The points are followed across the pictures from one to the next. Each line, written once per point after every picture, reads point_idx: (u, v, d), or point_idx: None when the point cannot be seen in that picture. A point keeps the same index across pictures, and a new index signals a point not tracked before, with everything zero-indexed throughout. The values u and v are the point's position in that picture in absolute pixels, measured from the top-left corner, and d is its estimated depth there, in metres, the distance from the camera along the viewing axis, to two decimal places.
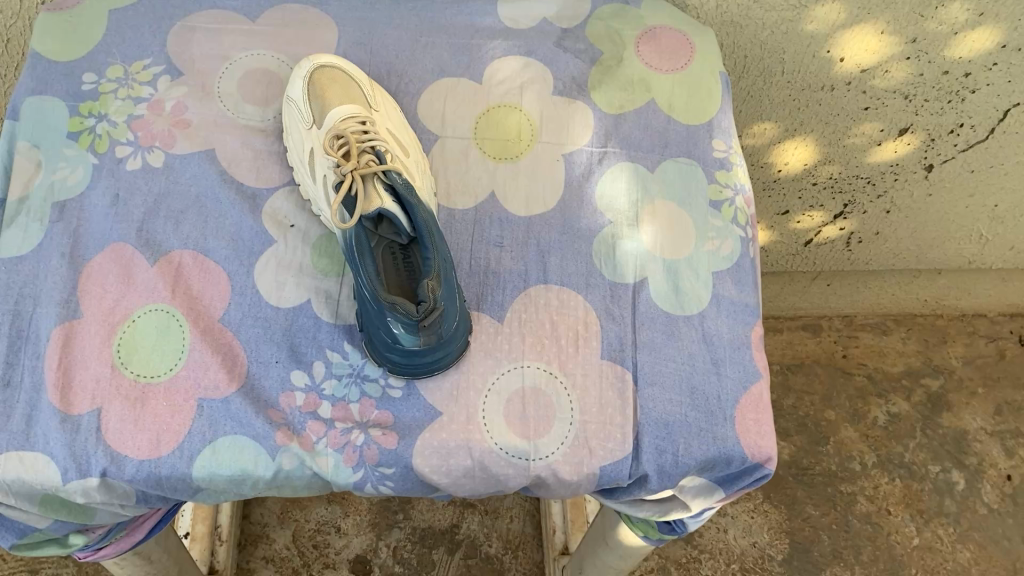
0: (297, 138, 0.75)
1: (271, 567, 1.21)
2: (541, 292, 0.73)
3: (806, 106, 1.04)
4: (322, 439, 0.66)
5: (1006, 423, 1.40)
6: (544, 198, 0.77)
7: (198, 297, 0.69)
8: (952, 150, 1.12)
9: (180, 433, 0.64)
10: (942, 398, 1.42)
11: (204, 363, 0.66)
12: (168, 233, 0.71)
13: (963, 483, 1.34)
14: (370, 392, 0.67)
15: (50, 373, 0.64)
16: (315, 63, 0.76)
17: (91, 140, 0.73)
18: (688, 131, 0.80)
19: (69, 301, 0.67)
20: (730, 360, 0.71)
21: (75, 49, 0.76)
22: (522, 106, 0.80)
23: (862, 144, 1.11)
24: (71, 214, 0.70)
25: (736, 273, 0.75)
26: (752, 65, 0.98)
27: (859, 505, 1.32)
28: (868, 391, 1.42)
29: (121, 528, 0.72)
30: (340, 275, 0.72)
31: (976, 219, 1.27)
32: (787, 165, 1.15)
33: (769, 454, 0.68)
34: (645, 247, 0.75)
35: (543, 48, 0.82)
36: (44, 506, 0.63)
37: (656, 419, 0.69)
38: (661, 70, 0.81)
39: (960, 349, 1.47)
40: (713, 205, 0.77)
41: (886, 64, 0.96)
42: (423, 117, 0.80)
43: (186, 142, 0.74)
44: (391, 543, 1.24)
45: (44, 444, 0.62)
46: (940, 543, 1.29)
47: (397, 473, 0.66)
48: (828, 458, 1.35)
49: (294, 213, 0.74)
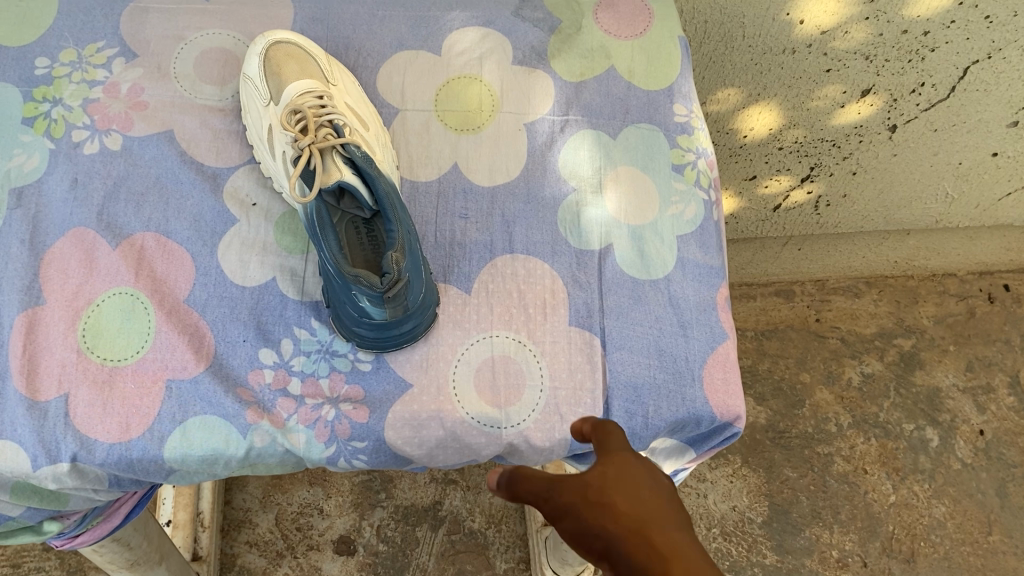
0: (255, 115, 0.74)
1: (255, 551, 1.21)
2: (507, 262, 0.73)
3: (768, 70, 1.04)
4: (294, 416, 0.66)
5: (977, 378, 1.42)
6: (507, 167, 0.77)
7: (163, 279, 0.69)
8: (915, 109, 1.12)
9: (149, 415, 0.64)
10: (915, 356, 1.43)
11: (171, 345, 0.66)
12: (130, 216, 0.70)
13: (937, 440, 1.36)
14: (340, 366, 0.68)
15: (15, 360, 0.64)
16: (271, 40, 0.75)
17: (46, 125, 0.72)
18: (648, 96, 0.80)
19: (32, 287, 0.66)
20: (697, 322, 0.72)
21: (26, 33, 0.75)
22: (482, 77, 0.79)
23: (826, 107, 1.11)
24: (29, 200, 0.69)
25: (700, 236, 0.75)
26: (712, 31, 0.99)
27: (836, 465, 1.33)
28: (842, 353, 1.43)
29: (97, 514, 0.72)
30: (305, 251, 0.72)
31: (942, 177, 1.28)
32: (752, 131, 1.16)
33: (738, 412, 0.69)
34: (610, 214, 0.75)
35: (502, 17, 0.81)
36: (17, 493, 0.64)
37: (625, 382, 0.69)
38: (620, 36, 0.81)
39: (931, 309, 1.48)
40: (676, 169, 0.77)
41: (846, 26, 0.96)
42: (383, 91, 0.79)
43: (144, 124, 0.73)
44: (374, 523, 1.24)
45: (12, 431, 0.62)
46: (916, 500, 1.31)
47: (369, 447, 0.67)
48: (804, 420, 1.37)
49: (256, 192, 0.73)
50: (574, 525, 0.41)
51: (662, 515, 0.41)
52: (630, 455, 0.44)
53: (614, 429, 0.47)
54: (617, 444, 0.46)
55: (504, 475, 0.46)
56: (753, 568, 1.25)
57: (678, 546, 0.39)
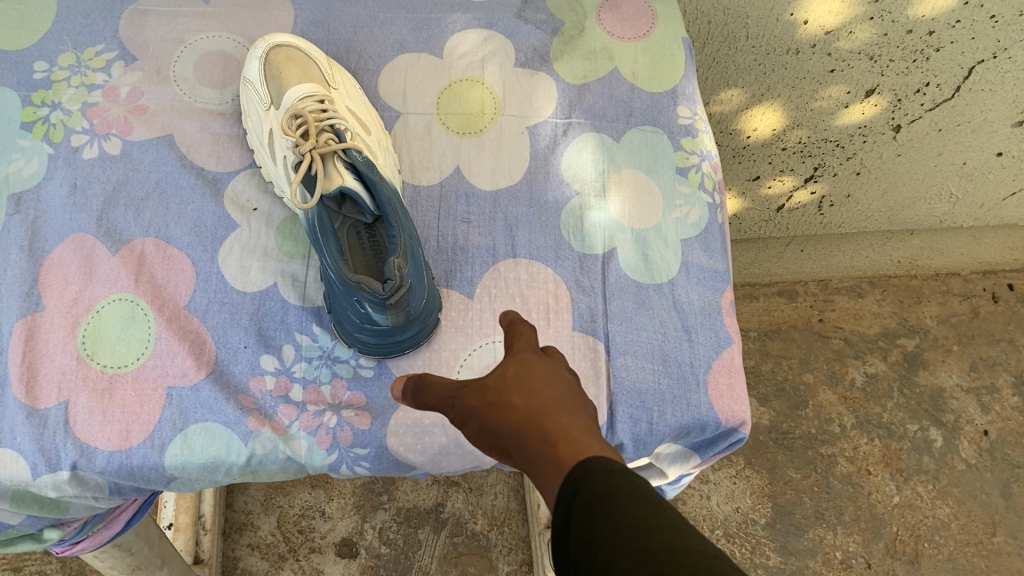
0: (255, 119, 0.73)
1: (257, 554, 1.18)
2: (510, 267, 0.72)
3: (773, 70, 1.04)
4: (295, 423, 0.66)
5: (981, 379, 1.39)
6: (510, 170, 0.76)
7: (163, 285, 0.68)
8: (919, 109, 1.11)
9: (150, 423, 0.64)
10: (918, 357, 1.40)
11: (171, 351, 0.66)
12: (130, 222, 0.70)
13: (940, 441, 1.33)
14: (341, 373, 0.67)
15: (14, 367, 0.64)
16: (271, 43, 0.74)
17: (45, 130, 0.71)
18: (652, 99, 0.79)
19: (31, 294, 0.66)
20: (701, 327, 0.72)
21: (25, 37, 0.74)
22: (484, 80, 0.79)
23: (830, 107, 1.10)
24: (28, 206, 0.69)
25: (704, 240, 0.75)
26: (716, 31, 0.99)
27: (839, 466, 1.31)
28: (845, 354, 1.40)
29: (98, 521, 0.72)
30: (307, 256, 0.71)
31: (946, 176, 1.27)
32: (755, 131, 1.15)
33: (743, 418, 0.69)
34: (613, 218, 0.75)
35: (504, 19, 0.80)
36: (17, 501, 0.63)
37: (629, 388, 0.69)
38: (623, 38, 0.80)
39: (935, 308, 1.44)
40: (680, 172, 0.77)
41: (851, 26, 0.95)
42: (384, 94, 0.79)
43: (143, 129, 0.73)
44: (376, 526, 1.21)
45: (12, 439, 0.62)
46: (919, 500, 1.29)
47: (371, 453, 0.66)
48: (807, 421, 1.34)
49: (257, 197, 0.73)
50: (473, 422, 0.48)
51: (559, 404, 0.45)
52: (531, 352, 0.50)
53: (523, 330, 0.52)
54: (522, 344, 0.51)
55: (411, 382, 0.53)
56: (756, 570, 1.23)
57: (569, 429, 0.44)
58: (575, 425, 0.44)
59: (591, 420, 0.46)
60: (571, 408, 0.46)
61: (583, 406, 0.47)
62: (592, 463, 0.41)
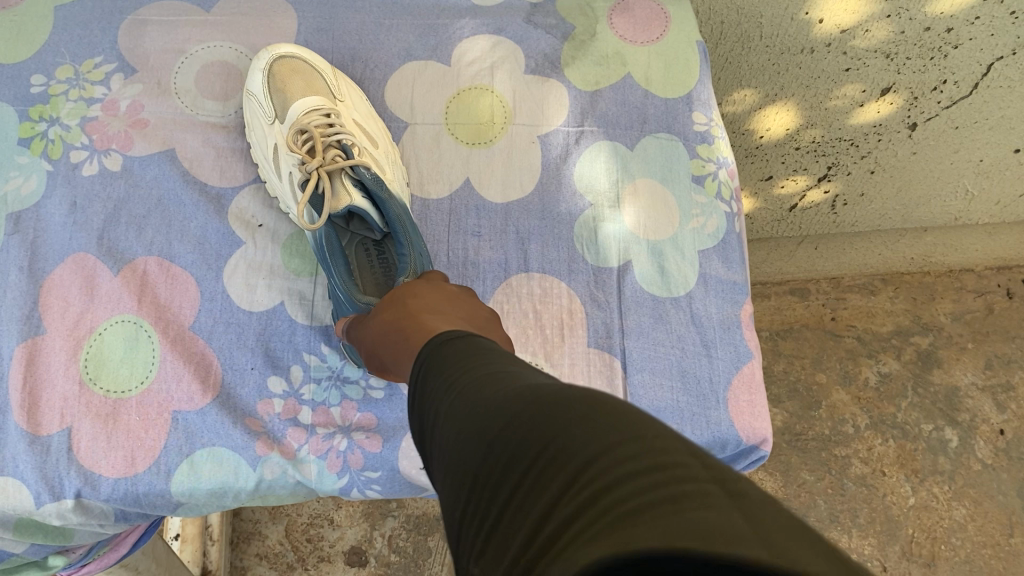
0: (260, 134, 0.71)
1: (264, 563, 1.11)
2: (522, 282, 0.71)
3: (786, 69, 1.00)
4: (304, 446, 0.64)
5: (997, 376, 1.27)
6: (521, 182, 0.74)
7: (166, 306, 0.66)
8: (936, 108, 1.05)
9: (156, 448, 0.62)
10: (933, 355, 1.29)
11: (176, 374, 0.64)
12: (131, 240, 0.68)
13: (956, 440, 1.24)
14: (351, 394, 0.66)
15: (15, 394, 0.62)
16: (274, 54, 0.72)
17: (44, 146, 0.69)
18: (666, 105, 0.77)
19: (31, 317, 0.64)
20: (720, 342, 0.70)
21: (22, 50, 0.72)
22: (493, 88, 0.76)
23: (845, 107, 1.06)
24: (27, 225, 0.67)
25: (722, 251, 0.73)
26: (729, 31, 0.97)
27: (854, 468, 1.23)
28: (859, 353, 1.29)
29: (104, 545, 0.69)
30: (314, 273, 0.69)
31: (962, 174, 1.19)
32: (769, 131, 1.12)
33: (764, 436, 0.67)
34: (628, 229, 0.73)
35: (512, 24, 0.78)
36: (20, 530, 0.62)
37: (646, 407, 0.68)
38: (636, 42, 0.78)
39: (948, 305, 1.32)
40: (696, 181, 0.74)
41: (867, 24, 0.91)
42: (391, 105, 0.77)
43: (144, 143, 0.71)
44: (386, 533, 1.13)
45: (14, 468, 0.61)
46: (936, 502, 1.20)
47: (383, 476, 0.65)
48: (821, 422, 1.26)
49: (263, 213, 0.71)
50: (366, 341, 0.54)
51: (430, 310, 0.51)
52: (421, 281, 0.56)
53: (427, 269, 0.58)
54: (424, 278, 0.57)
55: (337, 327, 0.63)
56: None
57: (428, 324, 0.48)
58: (432, 321, 0.48)
59: (468, 319, 0.50)
60: (439, 311, 0.50)
61: (464, 312, 0.51)
62: (435, 341, 0.45)
